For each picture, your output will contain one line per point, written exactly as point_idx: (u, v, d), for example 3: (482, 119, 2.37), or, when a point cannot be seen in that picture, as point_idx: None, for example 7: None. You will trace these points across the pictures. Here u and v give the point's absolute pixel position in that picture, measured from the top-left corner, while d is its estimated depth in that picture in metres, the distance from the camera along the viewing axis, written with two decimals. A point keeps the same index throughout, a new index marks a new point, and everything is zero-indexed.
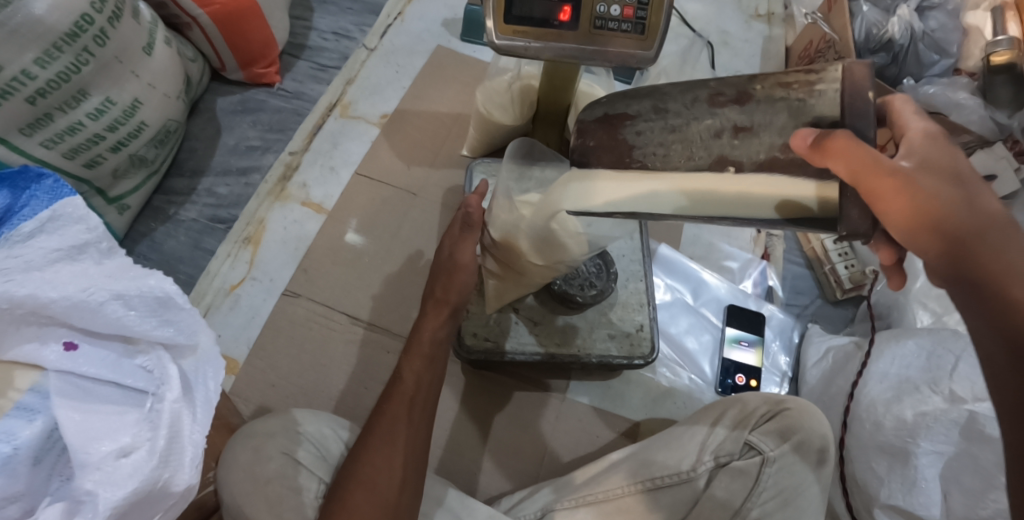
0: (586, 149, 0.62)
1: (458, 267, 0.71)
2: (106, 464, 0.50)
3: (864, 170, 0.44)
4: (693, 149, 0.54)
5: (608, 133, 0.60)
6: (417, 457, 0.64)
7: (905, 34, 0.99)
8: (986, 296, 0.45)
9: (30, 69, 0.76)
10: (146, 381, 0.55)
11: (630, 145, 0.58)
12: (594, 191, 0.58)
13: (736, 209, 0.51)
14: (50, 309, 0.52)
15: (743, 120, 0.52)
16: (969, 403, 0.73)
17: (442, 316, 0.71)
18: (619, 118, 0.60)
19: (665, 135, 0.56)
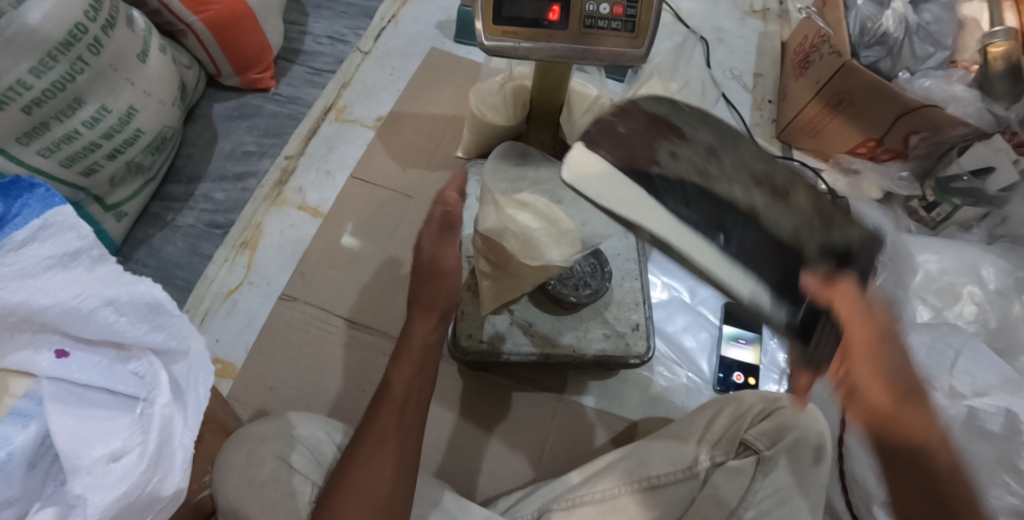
0: (611, 132, 0.57)
1: (446, 271, 0.70)
2: (97, 469, 0.50)
3: (851, 316, 0.53)
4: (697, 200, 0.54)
5: (647, 132, 0.57)
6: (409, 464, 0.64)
7: (900, 27, 0.98)
8: (899, 419, 0.58)
9: (25, 79, 0.77)
10: (137, 387, 0.56)
11: (655, 159, 0.56)
12: (591, 181, 0.54)
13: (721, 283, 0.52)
14: (43, 316, 0.52)
15: (761, 208, 0.54)
16: (970, 398, 0.75)
17: (431, 321, 0.69)
18: (670, 129, 0.58)
19: (693, 172, 0.55)
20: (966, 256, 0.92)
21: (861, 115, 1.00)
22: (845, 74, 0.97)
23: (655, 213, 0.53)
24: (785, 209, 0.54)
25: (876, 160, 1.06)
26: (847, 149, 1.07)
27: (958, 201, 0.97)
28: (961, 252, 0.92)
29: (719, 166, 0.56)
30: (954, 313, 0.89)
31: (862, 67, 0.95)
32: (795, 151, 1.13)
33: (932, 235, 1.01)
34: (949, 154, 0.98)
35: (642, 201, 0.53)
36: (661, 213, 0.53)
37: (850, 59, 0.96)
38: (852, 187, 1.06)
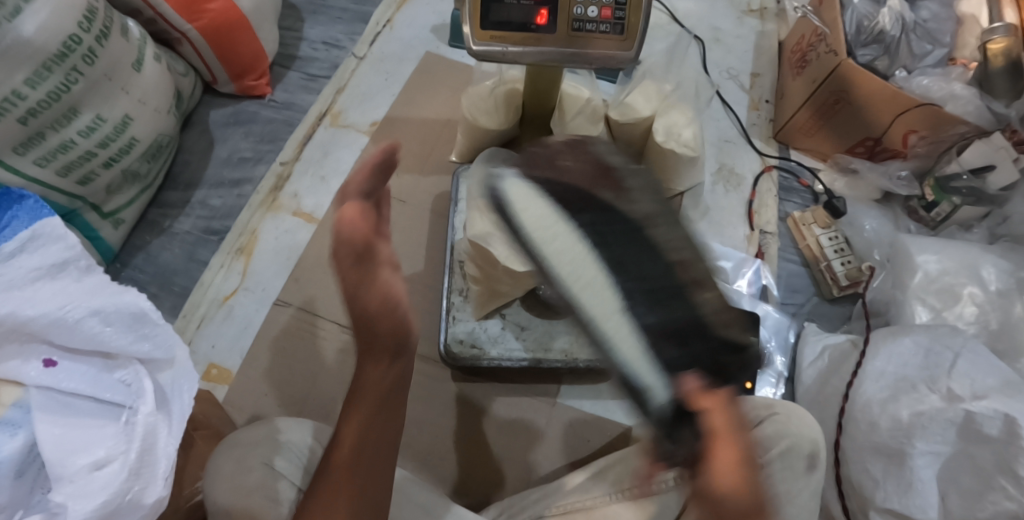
0: (554, 163, 0.64)
1: (376, 316, 0.55)
2: (79, 477, 0.51)
3: (723, 431, 0.49)
4: (624, 264, 0.56)
5: (586, 176, 0.61)
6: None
7: (896, 25, 0.95)
8: None
9: (20, 90, 0.78)
10: (124, 395, 0.56)
11: (585, 201, 0.59)
12: (523, 203, 0.62)
13: (615, 346, 0.55)
14: (30, 327, 0.53)
15: (671, 290, 0.55)
16: (967, 402, 0.74)
17: (382, 363, 0.57)
18: (608, 177, 0.60)
19: (618, 226, 0.57)
20: (967, 256, 0.90)
21: (857, 114, 0.99)
22: (840, 74, 0.97)
23: (578, 266, 0.57)
24: (682, 307, 0.54)
25: (874, 159, 1.05)
26: (844, 149, 1.06)
27: (957, 200, 0.96)
28: (962, 252, 0.91)
29: (640, 238, 0.56)
30: (954, 314, 0.88)
31: (857, 66, 0.94)
32: (791, 151, 1.12)
33: (932, 235, 1.00)
34: (948, 154, 0.97)
35: (568, 250, 0.58)
36: (584, 269, 0.57)
37: (847, 58, 0.95)
38: (850, 187, 1.06)
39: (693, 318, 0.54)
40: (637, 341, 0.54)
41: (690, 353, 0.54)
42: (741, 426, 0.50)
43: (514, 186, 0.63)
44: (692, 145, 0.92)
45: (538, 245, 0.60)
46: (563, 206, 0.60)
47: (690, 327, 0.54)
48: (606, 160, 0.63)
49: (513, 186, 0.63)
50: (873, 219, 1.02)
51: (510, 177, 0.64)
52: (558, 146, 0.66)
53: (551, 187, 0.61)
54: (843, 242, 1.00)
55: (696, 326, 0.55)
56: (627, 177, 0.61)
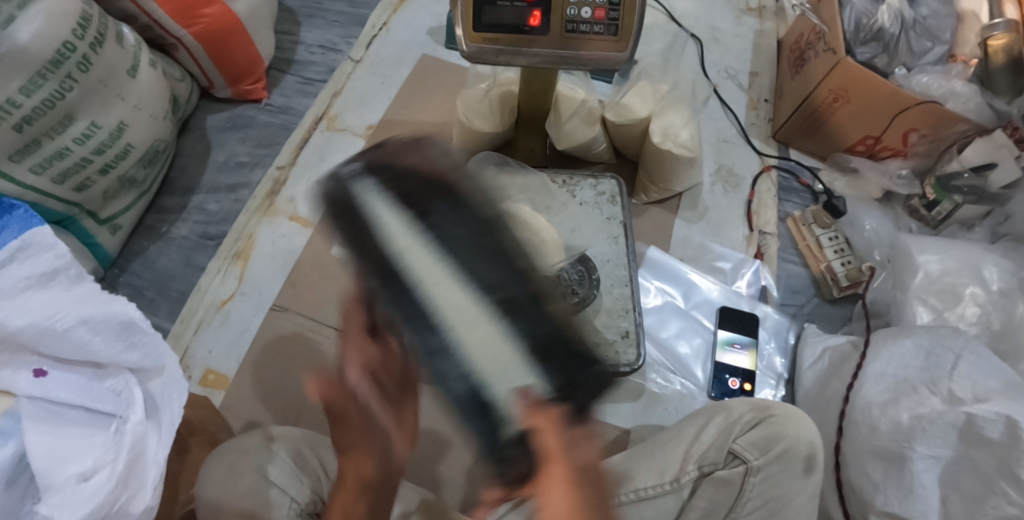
0: (393, 165, 0.51)
1: (348, 465, 0.58)
2: (67, 488, 0.51)
3: (555, 454, 0.44)
4: (474, 272, 0.47)
5: (426, 175, 0.50)
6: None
7: (895, 22, 0.94)
8: None
9: (15, 98, 0.78)
10: (115, 404, 0.56)
11: (428, 209, 0.48)
12: (378, 214, 0.49)
13: (478, 366, 0.45)
14: (19, 337, 0.53)
15: (517, 302, 0.46)
16: (968, 405, 0.73)
17: (352, 496, 0.57)
18: (441, 180, 0.50)
19: (467, 236, 0.47)
20: (969, 256, 0.89)
21: (858, 113, 0.98)
22: (839, 71, 0.95)
23: (449, 305, 0.46)
24: (548, 320, 0.47)
25: (875, 158, 1.04)
26: (845, 147, 1.05)
27: (959, 199, 0.94)
28: (963, 251, 0.89)
29: (491, 244, 0.48)
30: (956, 315, 0.87)
31: (858, 64, 0.92)
32: (791, 150, 1.11)
33: (933, 235, 0.98)
34: (949, 151, 0.96)
35: (432, 280, 0.46)
36: (456, 313, 0.46)
37: (846, 56, 0.93)
38: (851, 186, 1.05)
39: (555, 331, 0.47)
40: (492, 352, 0.45)
41: (554, 379, 0.46)
42: (581, 446, 0.46)
43: (370, 196, 0.49)
44: (689, 146, 0.92)
45: (398, 258, 0.47)
46: (415, 210, 0.48)
47: (556, 345, 0.47)
48: (429, 148, 0.54)
49: (367, 194, 0.50)
50: (873, 219, 1.00)
51: (364, 185, 0.50)
52: (389, 143, 0.55)
53: (393, 189, 0.49)
54: (843, 242, 0.99)
55: (555, 341, 0.47)
56: (461, 182, 0.51)
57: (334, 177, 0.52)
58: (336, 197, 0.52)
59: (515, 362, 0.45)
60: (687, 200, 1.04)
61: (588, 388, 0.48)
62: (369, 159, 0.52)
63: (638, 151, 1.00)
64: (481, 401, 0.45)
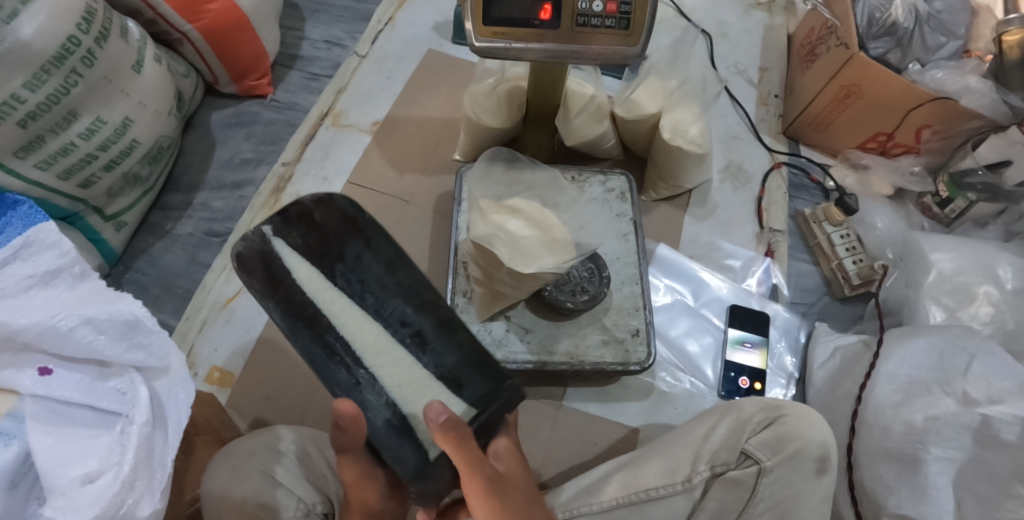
0: (306, 217, 0.60)
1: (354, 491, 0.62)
2: (71, 490, 0.50)
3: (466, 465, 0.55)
4: (384, 310, 0.62)
5: (339, 227, 0.61)
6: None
7: (909, 17, 0.92)
8: None
9: (19, 93, 0.77)
10: (119, 404, 0.55)
11: (341, 258, 0.61)
12: (291, 266, 0.58)
13: (398, 394, 0.59)
14: (22, 336, 0.53)
15: (426, 332, 0.62)
16: (982, 406, 0.72)
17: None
18: (352, 230, 0.61)
19: (381, 276, 0.62)
20: (981, 254, 0.88)
21: (870, 108, 0.96)
22: (853, 66, 0.93)
23: (361, 338, 0.59)
24: (460, 343, 0.62)
25: (886, 155, 1.03)
26: (856, 144, 1.04)
27: (972, 196, 0.93)
28: (976, 250, 0.88)
29: (400, 282, 0.62)
30: (969, 314, 0.85)
31: (871, 59, 0.91)
32: (801, 147, 1.10)
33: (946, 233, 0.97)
34: (963, 148, 0.95)
35: (347, 315, 0.59)
36: (367, 348, 0.59)
37: (859, 51, 0.92)
38: (861, 183, 1.04)
39: (458, 360, 0.62)
40: (409, 381, 0.59)
41: (468, 398, 0.61)
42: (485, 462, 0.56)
43: (291, 253, 0.59)
44: (698, 142, 0.92)
45: (318, 305, 0.59)
46: (330, 259, 0.61)
47: (461, 372, 0.61)
48: (345, 206, 0.61)
49: (283, 252, 0.59)
50: (885, 217, 0.99)
51: (280, 244, 0.58)
52: (302, 197, 0.60)
53: (307, 243, 0.60)
54: (855, 241, 0.97)
55: (462, 363, 0.62)
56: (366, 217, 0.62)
57: (249, 237, 0.58)
58: (254, 255, 0.57)
59: (430, 388, 0.60)
60: (696, 198, 1.03)
61: (488, 406, 0.60)
62: (281, 214, 0.59)
63: (647, 148, 0.99)
64: (400, 426, 0.59)
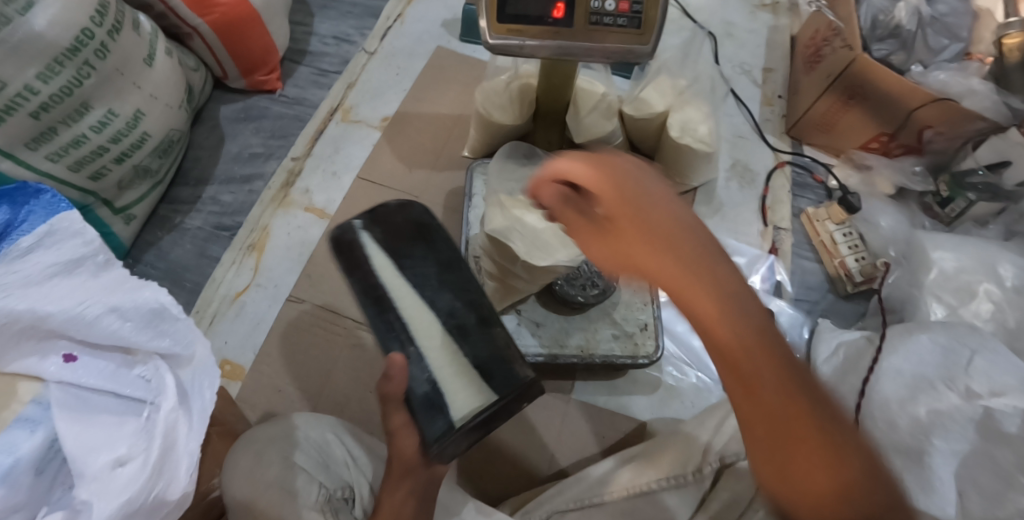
0: (388, 219, 0.63)
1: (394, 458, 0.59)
2: (103, 475, 0.50)
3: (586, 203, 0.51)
4: (436, 301, 0.60)
5: (414, 228, 0.64)
6: (835, 441, 0.41)
7: (912, 19, 0.95)
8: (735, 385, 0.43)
9: (33, 84, 0.77)
10: (145, 391, 0.54)
11: (405, 253, 0.61)
12: (368, 249, 0.61)
13: (442, 375, 0.58)
14: (49, 323, 0.50)
15: (467, 320, 0.61)
16: (985, 399, 0.74)
17: (401, 489, 0.58)
18: (422, 231, 0.64)
19: (438, 272, 0.62)
20: (983, 253, 0.89)
21: (873, 109, 0.98)
22: (857, 68, 0.95)
23: (415, 315, 0.59)
24: (493, 343, 0.61)
25: (890, 155, 1.04)
26: (859, 145, 1.05)
27: (972, 196, 0.94)
28: (978, 249, 0.90)
29: (453, 281, 0.63)
30: (970, 312, 0.87)
31: (874, 61, 0.93)
32: (805, 146, 1.11)
33: (947, 231, 0.99)
34: (965, 148, 0.98)
35: (409, 298, 0.60)
36: (416, 320, 0.59)
37: (863, 53, 0.93)
38: (865, 183, 1.05)
39: (494, 354, 0.60)
40: (450, 358, 0.58)
41: (495, 389, 0.58)
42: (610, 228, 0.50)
43: (371, 243, 0.61)
44: (707, 141, 0.93)
45: (387, 288, 0.60)
46: (400, 254, 0.61)
47: (492, 364, 0.59)
48: (419, 214, 0.66)
49: (366, 241, 0.61)
50: (889, 216, 1.01)
51: (364, 235, 0.61)
52: (388, 201, 0.66)
53: (387, 236, 0.62)
54: (857, 239, 1.00)
55: (494, 360, 0.60)
56: (436, 229, 0.66)
57: (341, 227, 0.63)
58: (341, 239, 0.62)
59: (463, 376, 0.58)
60: (702, 195, 1.05)
61: (511, 398, 0.58)
62: (370, 212, 0.63)
63: (655, 146, 1.00)
64: (428, 398, 0.57)
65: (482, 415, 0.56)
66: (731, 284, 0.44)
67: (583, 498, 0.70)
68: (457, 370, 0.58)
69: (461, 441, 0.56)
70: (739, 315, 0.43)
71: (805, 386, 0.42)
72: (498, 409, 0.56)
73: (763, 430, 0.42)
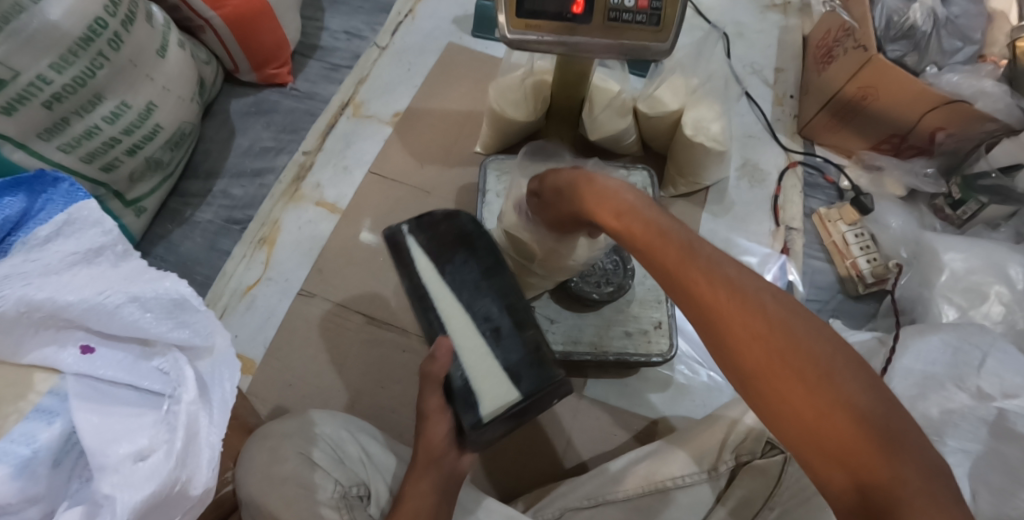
0: (433, 226, 0.70)
1: (423, 448, 0.62)
2: (124, 467, 0.46)
3: (586, 201, 0.61)
4: (473, 306, 0.65)
5: (456, 236, 0.69)
6: (806, 360, 0.44)
7: (928, 20, 0.93)
8: (722, 341, 0.47)
9: (46, 74, 0.76)
10: (163, 384, 0.51)
11: (446, 261, 0.68)
12: (414, 255, 0.68)
13: (474, 374, 0.62)
14: (67, 313, 0.48)
15: (502, 324, 0.65)
16: (998, 400, 0.73)
17: (427, 477, 0.61)
18: (464, 240, 0.69)
19: (479, 279, 0.67)
20: (993, 255, 0.89)
21: (885, 110, 0.98)
22: (871, 68, 0.94)
23: (457, 316, 0.65)
24: (526, 344, 0.64)
25: (900, 156, 1.05)
26: (869, 145, 1.06)
27: (984, 199, 0.94)
28: (988, 250, 0.90)
29: (492, 285, 0.67)
30: (981, 313, 0.87)
31: (889, 61, 0.92)
32: (816, 147, 1.11)
33: (958, 233, 0.99)
34: (977, 150, 0.98)
35: (449, 303, 0.66)
36: (456, 320, 0.65)
37: (877, 53, 0.92)
38: (874, 183, 1.06)
39: (524, 356, 0.63)
40: (483, 358, 0.63)
41: (522, 390, 0.62)
42: (608, 209, 0.58)
43: (416, 248, 0.68)
44: (719, 140, 0.92)
45: (430, 291, 0.66)
46: (442, 260, 0.68)
47: (522, 366, 0.63)
48: (463, 222, 0.71)
49: (415, 247, 0.69)
50: (898, 216, 1.01)
51: (410, 240, 0.69)
52: (436, 210, 0.72)
53: (431, 244, 0.68)
54: (868, 239, 1.00)
55: (525, 363, 0.63)
56: (479, 237, 0.70)
57: (393, 232, 0.71)
58: (392, 241, 0.70)
59: (495, 376, 0.62)
60: (713, 194, 1.05)
61: (541, 395, 0.62)
62: (417, 219, 0.71)
63: (666, 144, 1.01)
64: (464, 393, 0.62)
65: (513, 409, 0.61)
66: (712, 261, 0.49)
67: (597, 494, 0.70)
68: (487, 369, 0.63)
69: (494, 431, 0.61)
70: (722, 278, 0.48)
71: (771, 314, 0.46)
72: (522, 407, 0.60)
73: (740, 364, 0.46)
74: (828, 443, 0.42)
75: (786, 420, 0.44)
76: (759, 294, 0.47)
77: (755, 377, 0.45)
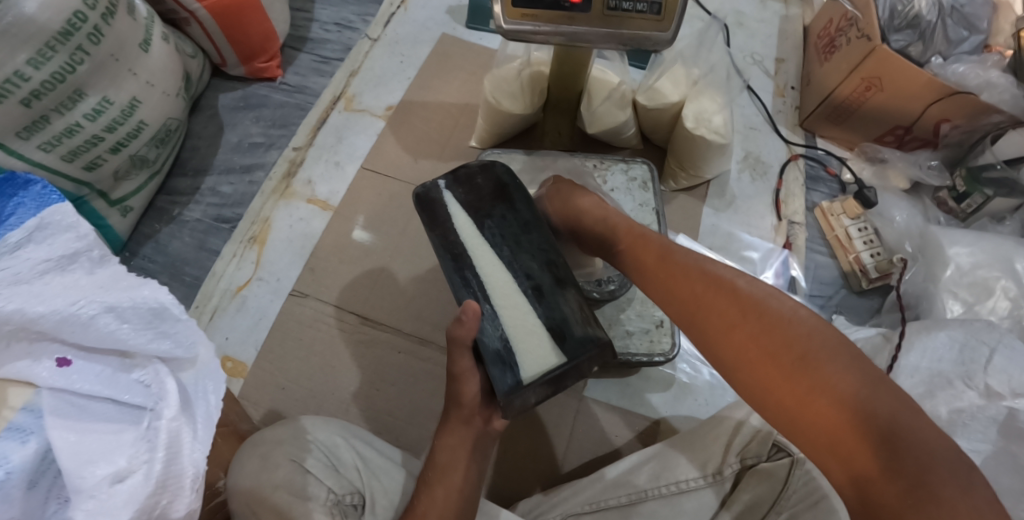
0: (470, 180, 0.68)
1: (456, 405, 0.62)
2: (100, 492, 0.44)
3: (581, 216, 0.69)
4: (513, 262, 0.64)
5: (495, 189, 0.68)
6: (783, 346, 0.48)
7: (932, 10, 0.92)
8: (705, 337, 0.52)
9: (24, 70, 0.73)
10: (144, 397, 0.48)
11: (484, 216, 0.66)
12: (450, 209, 0.66)
13: (513, 333, 0.61)
14: (39, 325, 0.45)
15: (544, 284, 0.63)
16: (1007, 399, 0.71)
17: (459, 433, 0.62)
18: (503, 194, 0.67)
19: (517, 232, 0.66)
20: (999, 249, 0.88)
21: (890, 101, 0.96)
22: (875, 59, 0.92)
23: (494, 271, 0.64)
24: (567, 302, 0.63)
25: (903, 148, 1.04)
26: (873, 137, 1.04)
27: (989, 192, 0.93)
28: (994, 244, 0.88)
29: (531, 241, 0.65)
30: (987, 309, 0.85)
31: (891, 52, 0.90)
32: (818, 139, 1.09)
33: (961, 227, 0.97)
34: (981, 143, 0.95)
35: (487, 258, 0.64)
36: (495, 277, 0.63)
37: (881, 43, 0.90)
38: (879, 176, 1.04)
39: (567, 316, 0.61)
40: (522, 317, 0.62)
41: (565, 352, 0.59)
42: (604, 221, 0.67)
43: (451, 201, 0.67)
44: (721, 132, 0.90)
45: (469, 247, 0.65)
46: (480, 214, 0.66)
47: (562, 325, 0.61)
48: (500, 173, 0.69)
49: (451, 200, 0.67)
50: (903, 210, 0.99)
51: (446, 192, 0.67)
52: (471, 161, 0.70)
53: (469, 198, 0.67)
54: (871, 233, 0.98)
55: (568, 321, 0.61)
56: (518, 189, 0.68)
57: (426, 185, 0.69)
58: (424, 197, 0.68)
59: (536, 333, 0.61)
60: (715, 188, 1.03)
61: (584, 360, 0.60)
62: (453, 173, 0.68)
63: (666, 138, 0.99)
64: (500, 354, 0.60)
65: (551, 375, 0.59)
66: (695, 265, 0.56)
67: (598, 500, 0.68)
68: (526, 328, 0.61)
69: (530, 396, 0.59)
70: (702, 278, 0.54)
71: (748, 305, 0.51)
72: (564, 371, 0.58)
73: (726, 359, 0.50)
74: (814, 427, 0.45)
75: (775, 410, 0.47)
76: (736, 287, 0.52)
77: (741, 369, 0.49)
